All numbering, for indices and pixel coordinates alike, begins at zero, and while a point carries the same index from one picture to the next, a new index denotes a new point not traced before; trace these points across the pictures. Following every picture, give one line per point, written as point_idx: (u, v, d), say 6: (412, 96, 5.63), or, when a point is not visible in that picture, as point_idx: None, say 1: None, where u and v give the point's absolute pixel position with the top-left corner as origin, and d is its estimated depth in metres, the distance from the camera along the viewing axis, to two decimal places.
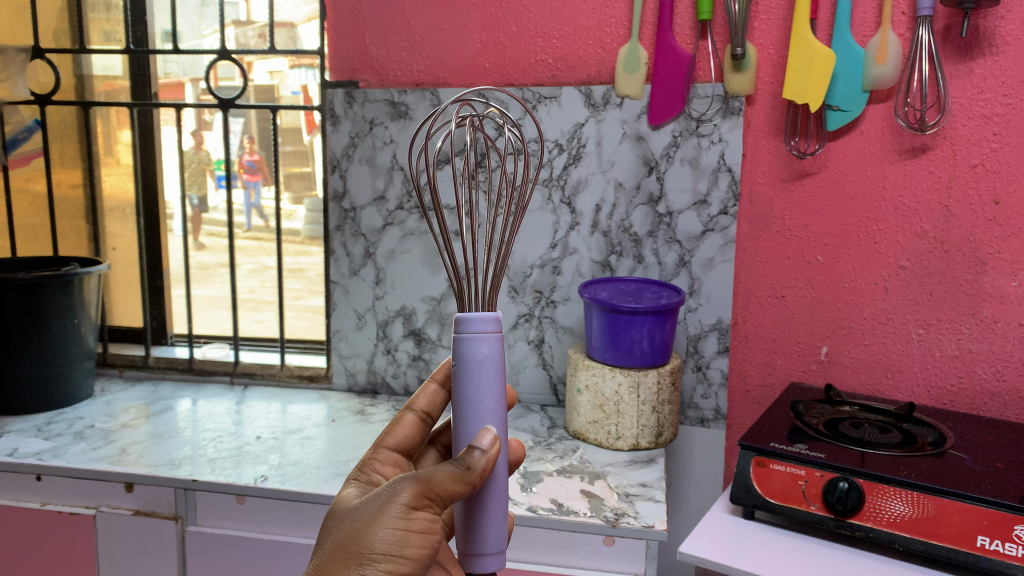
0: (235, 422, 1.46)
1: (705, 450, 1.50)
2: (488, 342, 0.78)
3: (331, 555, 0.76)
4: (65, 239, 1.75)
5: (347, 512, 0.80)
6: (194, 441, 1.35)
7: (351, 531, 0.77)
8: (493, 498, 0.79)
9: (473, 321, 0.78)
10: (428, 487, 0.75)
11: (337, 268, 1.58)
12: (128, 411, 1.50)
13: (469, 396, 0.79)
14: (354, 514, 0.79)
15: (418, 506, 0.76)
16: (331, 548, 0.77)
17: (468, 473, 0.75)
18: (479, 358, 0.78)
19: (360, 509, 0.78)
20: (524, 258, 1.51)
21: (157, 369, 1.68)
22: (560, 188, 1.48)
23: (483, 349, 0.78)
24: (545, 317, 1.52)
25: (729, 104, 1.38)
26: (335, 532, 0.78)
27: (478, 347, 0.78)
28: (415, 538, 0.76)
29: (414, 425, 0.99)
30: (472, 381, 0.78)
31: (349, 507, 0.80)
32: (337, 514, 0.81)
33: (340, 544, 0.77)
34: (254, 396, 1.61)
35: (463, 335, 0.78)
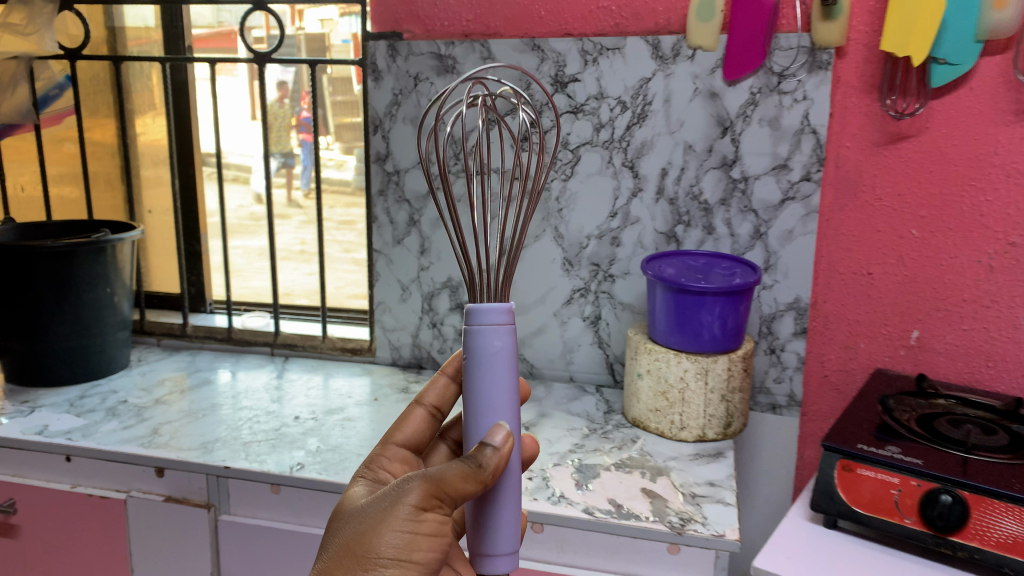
0: (274, 398, 1.38)
1: (776, 439, 1.37)
2: (501, 335, 0.78)
3: (337, 559, 0.76)
4: (102, 200, 1.69)
5: (354, 514, 0.79)
6: (230, 420, 1.28)
7: (357, 536, 0.76)
8: (506, 495, 0.78)
9: (485, 313, 0.78)
10: (438, 487, 0.74)
11: (379, 237, 1.48)
12: (165, 385, 1.44)
13: (481, 390, 0.79)
14: (359, 517, 0.78)
15: (427, 507, 0.75)
16: (337, 552, 0.76)
17: (479, 471, 0.74)
18: (493, 351, 0.78)
19: (366, 511, 0.78)
20: (581, 227, 1.39)
21: (195, 338, 1.61)
22: (622, 150, 1.34)
23: (496, 343, 0.78)
24: (602, 292, 1.41)
25: (816, 57, 1.22)
26: (340, 535, 0.77)
27: (492, 342, 0.78)
28: (424, 540, 0.75)
29: (422, 422, 0.99)
30: (484, 375, 0.78)
31: (356, 509, 0.80)
32: (343, 516, 0.80)
33: (346, 548, 0.76)
34: (294, 368, 1.53)
35: (474, 328, 0.78)
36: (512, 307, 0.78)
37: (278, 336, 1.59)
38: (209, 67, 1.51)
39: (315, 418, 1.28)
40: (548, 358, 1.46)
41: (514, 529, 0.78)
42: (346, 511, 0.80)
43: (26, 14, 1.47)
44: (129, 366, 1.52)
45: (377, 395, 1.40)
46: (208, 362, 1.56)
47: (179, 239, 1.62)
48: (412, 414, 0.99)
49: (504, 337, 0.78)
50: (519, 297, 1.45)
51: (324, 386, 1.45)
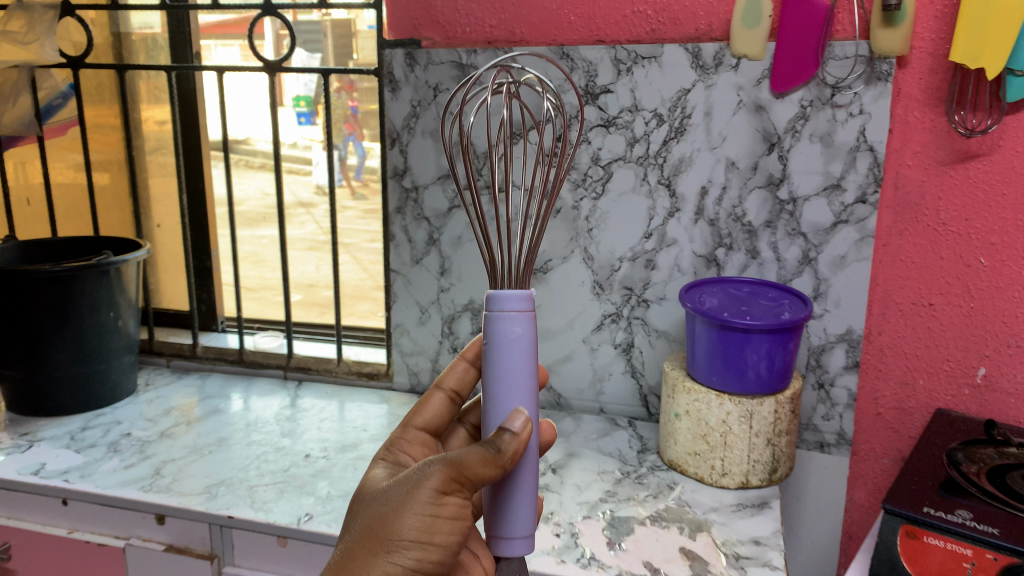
0: (286, 429, 1.30)
1: (824, 479, 1.27)
2: (520, 320, 0.78)
3: (362, 543, 0.76)
4: (109, 214, 1.61)
5: (377, 497, 0.79)
6: (237, 457, 1.20)
7: (380, 521, 0.76)
8: (524, 479, 0.79)
9: (505, 299, 0.78)
10: (458, 472, 0.74)
11: (396, 257, 1.39)
12: (173, 412, 1.37)
13: (500, 375, 0.79)
14: (381, 502, 0.78)
15: (446, 491, 0.75)
16: (361, 537, 0.77)
17: (499, 456, 0.74)
18: (511, 338, 0.78)
19: (388, 496, 0.78)
20: (612, 248, 1.29)
21: (206, 359, 1.54)
22: (658, 167, 1.24)
23: (515, 328, 0.78)
24: (634, 318, 1.30)
25: (875, 68, 1.10)
26: (364, 519, 0.78)
27: (511, 327, 0.78)
28: (444, 524, 0.75)
29: (441, 407, 1.01)
30: (503, 360, 0.79)
31: (379, 492, 0.80)
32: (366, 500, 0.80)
33: (369, 533, 0.76)
34: (307, 395, 1.45)
35: (496, 314, 0.78)
36: (532, 295, 0.78)
37: (292, 359, 1.51)
38: (217, 77, 1.43)
39: (327, 458, 1.20)
40: (576, 387, 1.36)
41: (530, 513, 0.79)
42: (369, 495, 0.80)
43: (25, 21, 1.41)
44: (135, 391, 1.45)
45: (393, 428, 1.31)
46: (217, 386, 1.48)
47: (187, 256, 1.54)
48: (432, 398, 1.01)
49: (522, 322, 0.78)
50: (546, 322, 1.35)
51: (339, 414, 1.37)
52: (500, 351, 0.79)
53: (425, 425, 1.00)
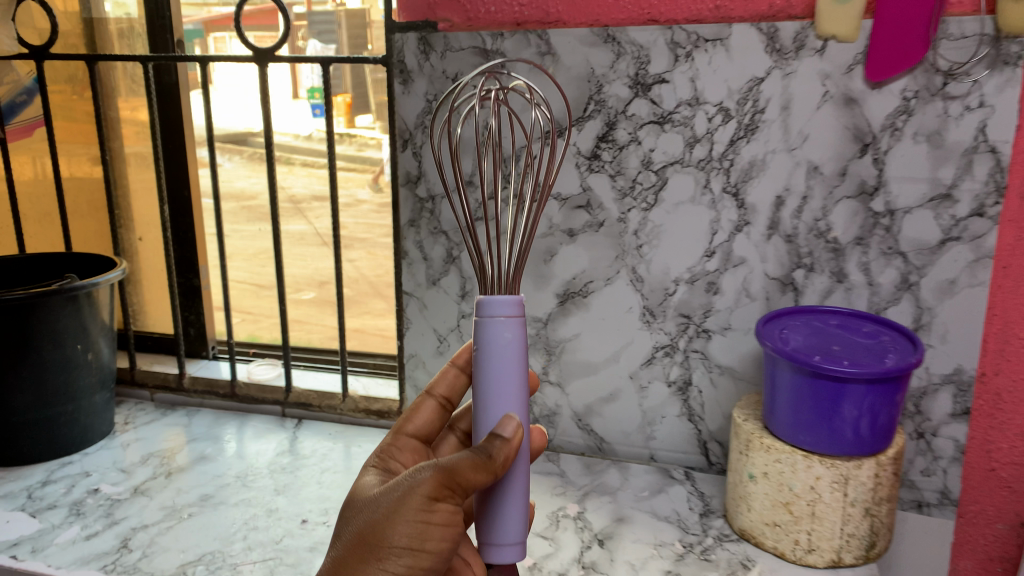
0: (282, 483, 1.11)
1: (922, 545, 1.06)
2: (511, 326, 0.79)
3: (355, 550, 0.77)
4: (85, 226, 1.43)
5: (371, 502, 0.80)
6: (222, 523, 1.01)
7: (374, 526, 0.77)
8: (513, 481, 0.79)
9: (496, 304, 0.79)
10: (450, 477, 0.75)
11: (409, 278, 1.19)
12: (154, 458, 1.18)
13: (491, 379, 0.81)
14: (375, 509, 0.78)
15: (438, 497, 0.75)
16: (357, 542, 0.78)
17: (489, 462, 0.75)
18: (502, 345, 0.80)
19: (382, 500, 0.78)
20: (666, 269, 1.08)
21: (194, 393, 1.35)
22: (723, 172, 1.03)
23: (507, 334, 0.80)
24: (692, 352, 1.10)
25: (1001, 50, 0.88)
26: (359, 524, 0.79)
27: (501, 334, 0.79)
28: (437, 529, 0.76)
29: (431, 415, 0.98)
30: (494, 364, 0.80)
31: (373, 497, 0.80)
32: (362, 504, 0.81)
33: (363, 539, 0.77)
34: (308, 436, 1.25)
35: (487, 320, 0.79)
36: (522, 300, 0.80)
37: (289, 395, 1.30)
38: (201, 67, 1.24)
39: (328, 524, 1.01)
40: (622, 431, 1.16)
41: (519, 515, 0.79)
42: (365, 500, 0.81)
43: None
44: (112, 432, 1.27)
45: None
46: (206, 425, 1.29)
47: (170, 275, 1.35)
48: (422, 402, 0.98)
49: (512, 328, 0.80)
50: (586, 356, 1.15)
51: (346, 461, 1.17)
52: (492, 356, 0.80)
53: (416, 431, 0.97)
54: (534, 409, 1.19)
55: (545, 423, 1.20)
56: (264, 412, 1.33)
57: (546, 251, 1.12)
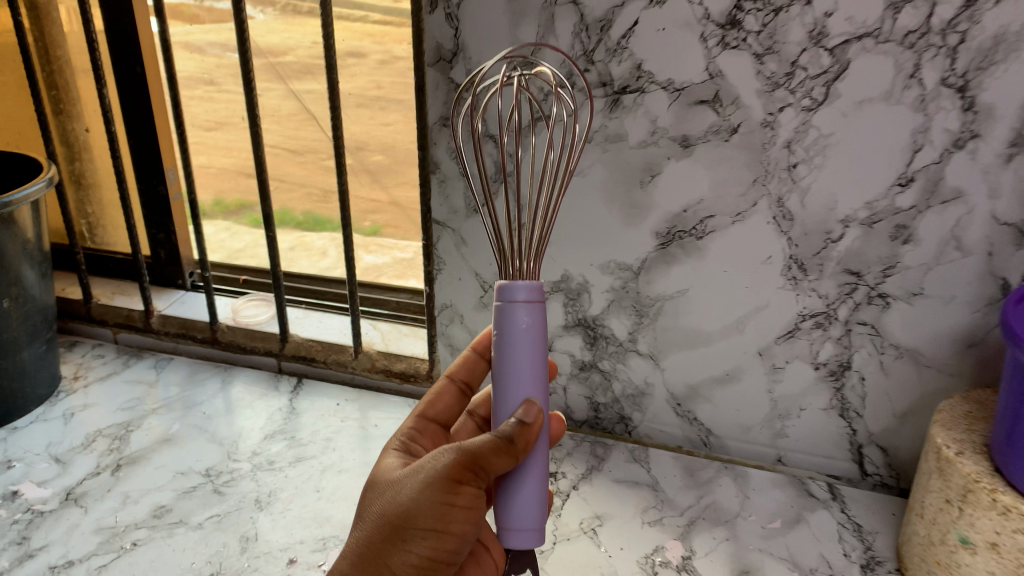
0: (267, 490, 0.80)
1: None
2: (528, 318, 0.54)
3: (356, 548, 0.56)
4: (13, 112, 1.07)
5: (383, 483, 0.58)
6: (174, 561, 0.71)
7: (384, 515, 0.55)
8: (530, 464, 0.56)
9: (512, 290, 0.55)
10: (473, 458, 0.52)
11: (442, 202, 0.83)
12: (101, 437, 0.88)
13: (497, 369, 0.57)
14: (387, 490, 0.57)
15: (462, 479, 0.53)
16: (359, 537, 0.56)
17: (512, 448, 0.53)
18: (512, 339, 0.55)
19: (395, 480, 0.57)
20: (830, 203, 0.71)
21: (165, 335, 1.04)
22: (946, 55, 0.63)
23: (521, 323, 0.55)
24: (856, 325, 0.75)
25: None
26: (366, 512, 0.57)
27: (513, 322, 0.55)
28: (461, 515, 0.54)
29: (454, 400, 0.70)
30: (500, 353, 0.56)
31: (385, 476, 0.59)
32: (371, 485, 0.59)
33: (367, 532, 0.56)
34: (310, 404, 0.94)
35: (500, 305, 0.55)
36: (543, 288, 0.54)
37: (284, 345, 0.98)
38: None
39: (324, 570, 0.70)
40: (740, 423, 0.83)
41: (537, 504, 0.55)
42: (374, 480, 0.59)
43: None
44: (55, 392, 0.96)
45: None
46: (177, 385, 0.98)
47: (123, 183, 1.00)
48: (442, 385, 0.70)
49: (524, 317, 0.55)
50: (694, 321, 0.80)
51: (355, 449, 0.85)
52: (498, 341, 0.56)
53: (439, 416, 0.69)
54: (614, 385, 0.86)
55: (629, 404, 0.86)
56: (255, 363, 1.01)
57: (645, 169, 0.75)
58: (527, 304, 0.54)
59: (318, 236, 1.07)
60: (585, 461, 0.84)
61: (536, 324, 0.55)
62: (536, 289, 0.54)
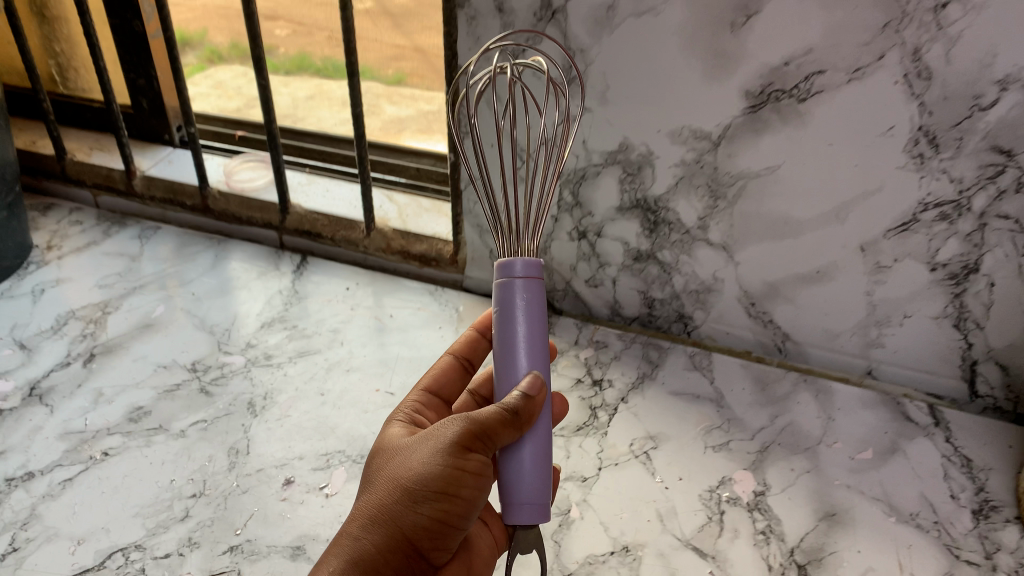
0: (261, 391, 0.68)
1: None
2: (524, 299, 0.47)
3: (359, 512, 0.46)
4: None
5: (384, 445, 0.49)
6: (152, 477, 0.60)
7: (389, 476, 0.46)
8: (531, 440, 0.47)
9: (508, 269, 0.48)
10: (485, 425, 0.44)
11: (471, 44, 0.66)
12: (74, 319, 0.76)
13: (494, 355, 0.49)
14: (392, 450, 0.48)
15: (474, 445, 0.45)
16: (361, 500, 0.46)
17: (517, 417, 0.45)
18: (506, 318, 0.48)
19: (398, 442, 0.48)
20: (987, 58, 0.53)
21: (150, 201, 0.90)
22: None
23: (518, 301, 0.47)
24: (995, 219, 0.59)
25: None
26: (367, 477, 0.48)
27: (506, 300, 0.48)
28: (471, 488, 0.45)
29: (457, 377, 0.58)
30: (496, 336, 0.49)
31: (387, 437, 0.49)
32: (372, 449, 0.50)
33: (370, 494, 0.46)
34: (316, 285, 0.81)
35: (497, 285, 0.48)
36: (537, 265, 0.48)
37: (285, 219, 0.84)
38: None
39: (327, 494, 0.59)
40: (827, 329, 0.69)
41: (538, 483, 0.46)
42: (375, 445, 0.50)
43: None
44: (24, 263, 0.84)
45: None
46: (163, 258, 0.85)
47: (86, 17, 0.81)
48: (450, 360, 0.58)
49: (519, 293, 0.47)
50: (783, 206, 0.65)
51: (367, 346, 0.73)
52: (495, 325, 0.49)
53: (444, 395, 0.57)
54: (675, 279, 0.72)
55: (691, 301, 0.72)
56: (254, 236, 0.87)
57: (739, 6, 0.57)
58: (524, 279, 0.47)
59: (338, 85, 0.86)
60: (635, 368, 0.71)
61: (535, 302, 0.48)
62: (534, 264, 0.47)
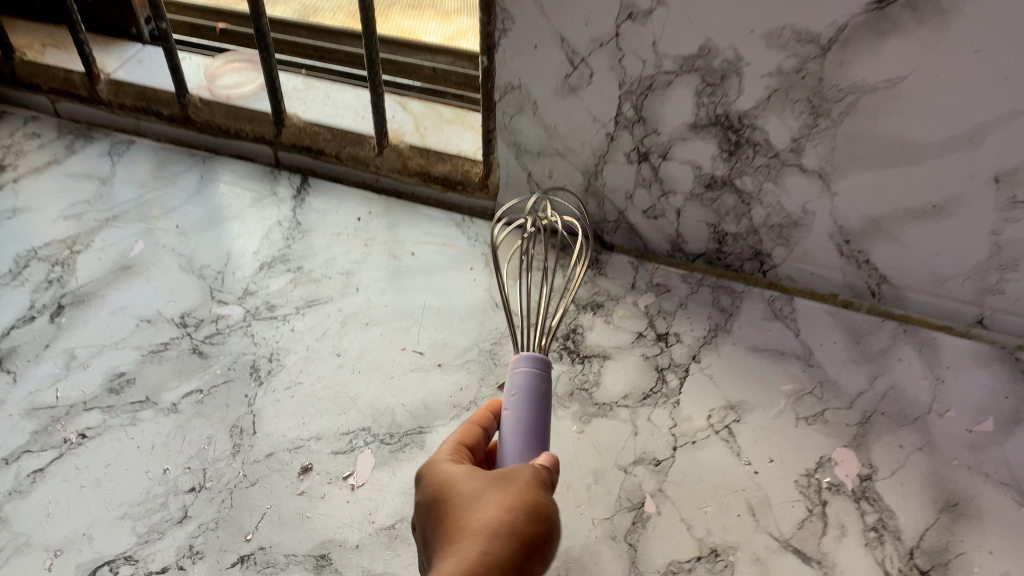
0: (265, 352, 0.57)
1: None
2: (538, 394, 0.43)
3: (462, 546, 0.36)
4: None
5: (450, 477, 0.40)
6: (140, 467, 0.50)
7: (490, 501, 0.38)
8: None
9: (524, 363, 0.43)
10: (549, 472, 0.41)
11: None
12: (36, 260, 0.64)
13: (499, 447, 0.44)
14: (470, 481, 0.39)
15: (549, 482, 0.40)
16: (454, 534, 0.37)
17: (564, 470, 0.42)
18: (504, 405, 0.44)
19: (469, 472, 0.40)
20: None
21: (119, 111, 0.76)
22: None
23: (531, 395, 0.43)
24: None
25: None
26: (445, 512, 0.39)
27: (506, 388, 0.44)
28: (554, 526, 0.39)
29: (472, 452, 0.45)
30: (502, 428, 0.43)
31: (447, 470, 0.41)
32: (427, 486, 0.41)
33: (468, 526, 0.37)
34: (322, 212, 0.69)
35: (511, 375, 0.43)
36: (548, 361, 0.44)
37: (282, 131, 0.71)
38: None
39: (353, 485, 0.50)
40: (934, 273, 0.58)
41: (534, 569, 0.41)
42: (430, 480, 0.41)
43: None
44: None
45: (500, 376, 0.56)
46: (139, 179, 0.72)
47: None
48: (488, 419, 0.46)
49: (517, 384, 0.43)
50: (901, 126, 0.52)
51: (386, 293, 0.61)
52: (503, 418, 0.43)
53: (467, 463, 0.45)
54: (754, 212, 0.60)
55: (771, 237, 0.61)
56: (244, 151, 0.74)
57: None
58: (537, 372, 0.43)
59: None
60: (705, 319, 0.60)
61: (531, 393, 0.43)
62: (546, 359, 0.44)
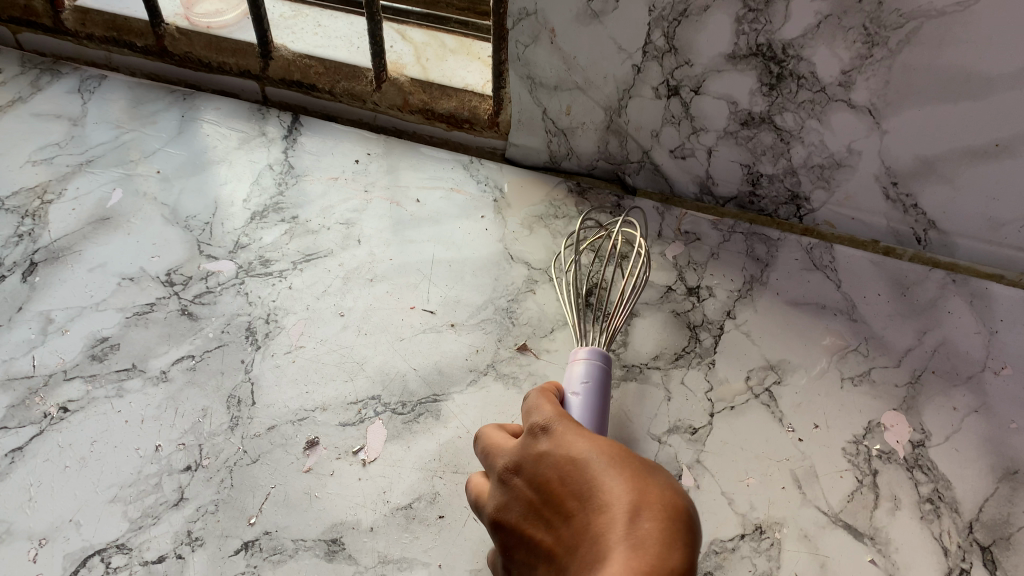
0: (261, 313, 0.52)
1: None
2: (602, 382, 0.44)
3: (649, 516, 0.32)
4: None
5: (597, 444, 0.36)
6: (130, 444, 0.46)
7: (648, 488, 0.34)
8: None
9: (591, 353, 0.45)
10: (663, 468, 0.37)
11: None
12: (5, 212, 0.58)
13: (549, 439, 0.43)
14: (626, 450, 0.35)
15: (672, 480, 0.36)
16: (633, 500, 0.33)
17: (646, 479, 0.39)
18: (568, 392, 0.44)
19: (606, 448, 0.36)
20: None
21: (86, 42, 0.68)
22: None
23: (595, 384, 0.43)
24: None
25: None
26: (606, 478, 0.34)
27: (571, 378, 0.44)
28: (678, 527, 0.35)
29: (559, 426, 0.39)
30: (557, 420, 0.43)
31: (576, 444, 0.36)
32: (566, 448, 0.36)
33: (649, 495, 0.33)
34: (317, 153, 0.63)
35: (578, 365, 0.44)
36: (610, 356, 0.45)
37: (268, 65, 0.64)
38: None
39: (364, 460, 0.46)
40: (989, 218, 0.52)
41: None
42: (566, 444, 0.36)
43: None
44: None
45: (519, 337, 0.51)
46: (113, 118, 0.65)
47: None
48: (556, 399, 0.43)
49: (585, 373, 0.44)
50: (968, 56, 0.45)
51: (391, 245, 0.56)
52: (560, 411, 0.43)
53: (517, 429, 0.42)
54: (794, 153, 0.54)
55: (811, 180, 0.55)
56: (228, 87, 0.68)
57: None
58: (602, 363, 0.44)
59: None
60: (739, 270, 0.56)
61: (600, 383, 0.44)
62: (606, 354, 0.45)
